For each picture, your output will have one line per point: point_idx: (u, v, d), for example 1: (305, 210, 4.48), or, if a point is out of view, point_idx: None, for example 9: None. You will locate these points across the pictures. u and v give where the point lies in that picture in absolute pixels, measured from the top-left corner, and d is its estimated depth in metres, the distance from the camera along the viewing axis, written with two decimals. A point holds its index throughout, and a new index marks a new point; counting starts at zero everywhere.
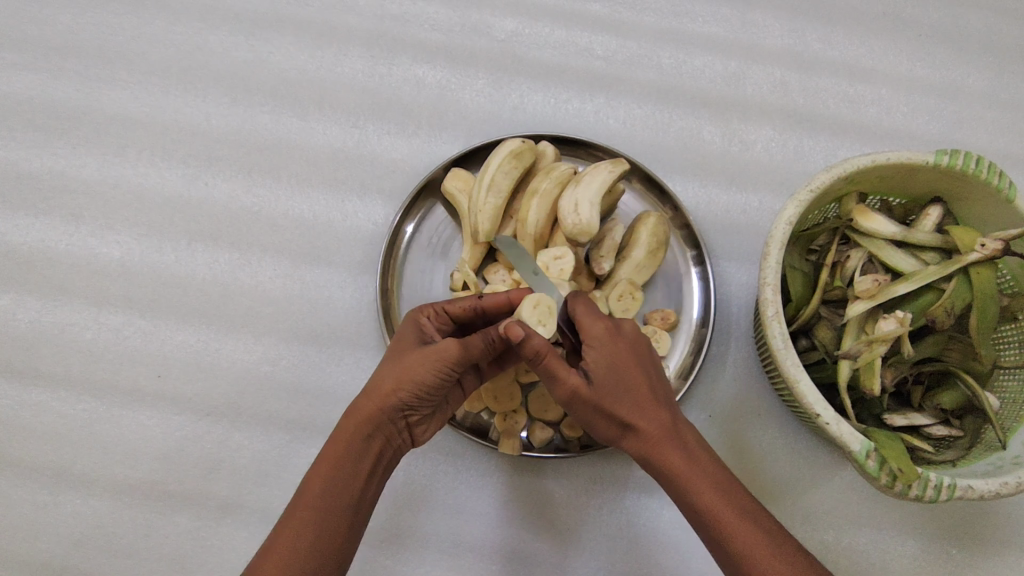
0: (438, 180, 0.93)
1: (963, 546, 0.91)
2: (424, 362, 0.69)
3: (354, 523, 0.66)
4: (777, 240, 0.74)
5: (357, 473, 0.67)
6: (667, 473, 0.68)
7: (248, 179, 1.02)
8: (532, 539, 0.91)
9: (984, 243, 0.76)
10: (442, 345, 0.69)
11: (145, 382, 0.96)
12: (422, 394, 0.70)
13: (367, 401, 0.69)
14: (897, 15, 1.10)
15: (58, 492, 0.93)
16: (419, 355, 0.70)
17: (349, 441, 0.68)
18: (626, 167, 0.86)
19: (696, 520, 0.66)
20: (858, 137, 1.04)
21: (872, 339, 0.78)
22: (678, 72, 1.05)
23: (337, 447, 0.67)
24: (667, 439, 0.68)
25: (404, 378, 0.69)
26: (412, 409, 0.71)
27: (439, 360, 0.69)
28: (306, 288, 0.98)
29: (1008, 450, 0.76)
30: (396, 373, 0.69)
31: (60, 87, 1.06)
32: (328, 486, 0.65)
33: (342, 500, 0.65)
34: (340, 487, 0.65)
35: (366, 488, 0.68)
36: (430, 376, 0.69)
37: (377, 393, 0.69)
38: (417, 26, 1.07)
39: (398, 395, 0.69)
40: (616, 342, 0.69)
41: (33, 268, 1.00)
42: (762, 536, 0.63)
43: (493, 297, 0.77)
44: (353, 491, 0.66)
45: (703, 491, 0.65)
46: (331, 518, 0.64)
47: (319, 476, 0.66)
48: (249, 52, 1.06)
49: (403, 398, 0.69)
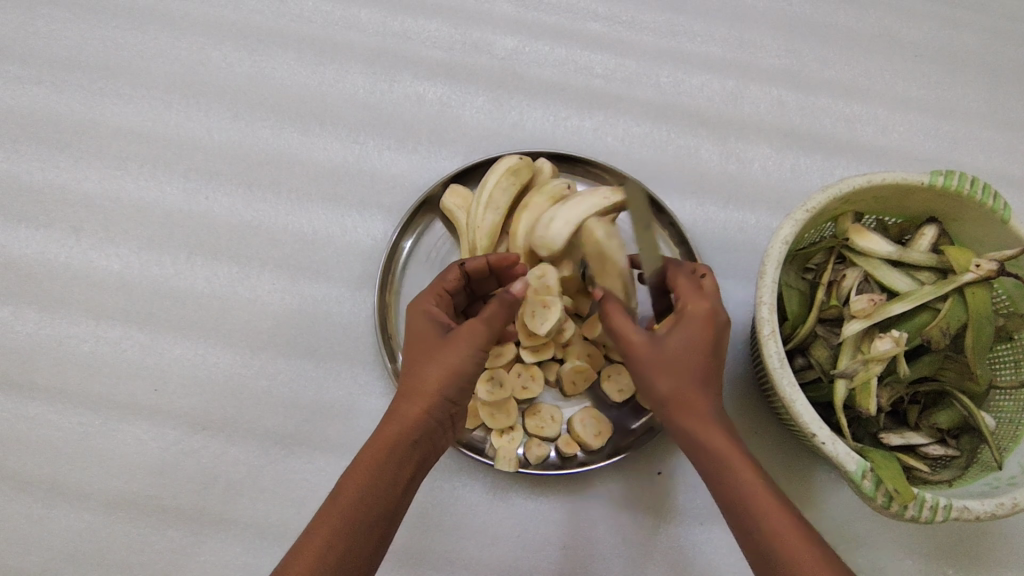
0: (437, 196, 0.94)
1: (960, 566, 0.91)
2: (460, 350, 0.71)
3: (389, 529, 0.66)
4: (773, 259, 0.74)
5: (398, 478, 0.67)
6: (697, 443, 0.68)
7: (248, 193, 1.02)
8: (528, 557, 0.90)
9: (979, 263, 0.76)
10: (471, 324, 0.72)
11: (142, 396, 0.96)
12: (463, 385, 0.72)
13: (410, 405, 0.69)
14: (893, 36, 1.11)
15: (53, 505, 0.93)
16: (454, 345, 0.71)
17: (392, 442, 0.68)
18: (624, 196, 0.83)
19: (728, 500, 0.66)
20: (854, 156, 1.05)
21: (868, 359, 0.79)
22: (676, 91, 1.06)
23: (376, 451, 0.67)
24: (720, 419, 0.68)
25: (446, 373, 0.70)
26: (456, 403, 0.72)
27: (472, 344, 0.72)
28: (304, 303, 0.98)
29: (1004, 471, 0.76)
30: (440, 370, 0.70)
31: (63, 101, 1.07)
32: (366, 493, 0.65)
33: (380, 507, 0.65)
34: (377, 494, 0.65)
35: (405, 493, 0.68)
36: (469, 363, 0.71)
37: (421, 393, 0.70)
38: (418, 43, 1.08)
39: (444, 391, 0.70)
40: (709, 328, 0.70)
41: (32, 281, 1.00)
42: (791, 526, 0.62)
43: (477, 261, 0.79)
44: (390, 497, 0.66)
45: (743, 471, 0.65)
46: (364, 526, 0.64)
47: (355, 482, 0.65)
48: (251, 67, 1.07)
49: (447, 392, 0.70)
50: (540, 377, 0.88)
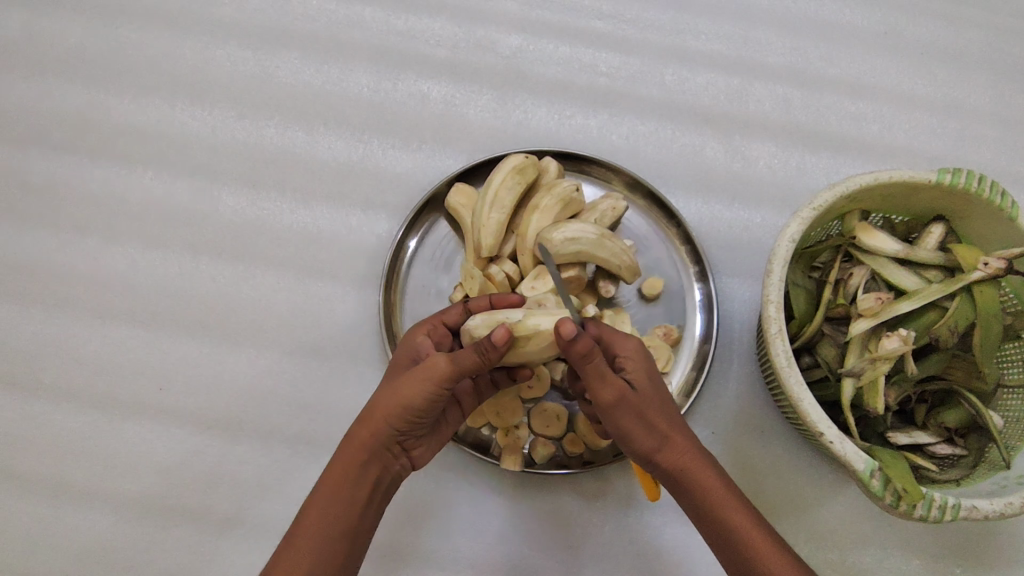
0: (442, 194, 0.93)
1: (967, 565, 0.91)
2: (415, 385, 0.68)
3: (352, 549, 0.67)
4: (780, 257, 0.73)
5: (354, 499, 0.68)
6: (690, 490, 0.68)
7: (253, 192, 1.02)
8: (533, 557, 0.90)
9: (987, 261, 0.76)
10: (430, 362, 0.68)
11: (147, 395, 0.96)
12: (414, 417, 0.70)
13: (361, 429, 0.69)
14: (898, 34, 1.10)
15: (58, 505, 0.93)
16: (409, 376, 0.69)
17: (347, 467, 0.69)
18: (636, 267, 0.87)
19: (714, 537, 0.67)
20: (860, 154, 1.05)
21: (875, 358, 0.77)
22: (681, 89, 1.06)
23: (334, 474, 0.68)
24: (682, 455, 0.68)
25: (396, 403, 0.69)
26: (405, 433, 0.71)
27: (430, 380, 0.68)
28: (309, 302, 0.98)
29: (1012, 470, 0.75)
30: (388, 399, 0.69)
31: (67, 100, 1.07)
32: (323, 517, 0.66)
33: (340, 528, 0.66)
34: (335, 515, 0.67)
35: (364, 515, 0.69)
36: (423, 399, 0.68)
37: (371, 420, 0.69)
38: (423, 41, 1.08)
39: (391, 419, 0.69)
40: (633, 399, 0.67)
41: (37, 280, 1.00)
42: (771, 541, 0.64)
43: (480, 300, 0.79)
44: (349, 518, 0.67)
45: (739, 521, 0.65)
46: (324, 548, 0.65)
47: (315, 506, 0.67)
48: (256, 66, 1.07)
49: (396, 423, 0.69)
50: (546, 377, 0.86)
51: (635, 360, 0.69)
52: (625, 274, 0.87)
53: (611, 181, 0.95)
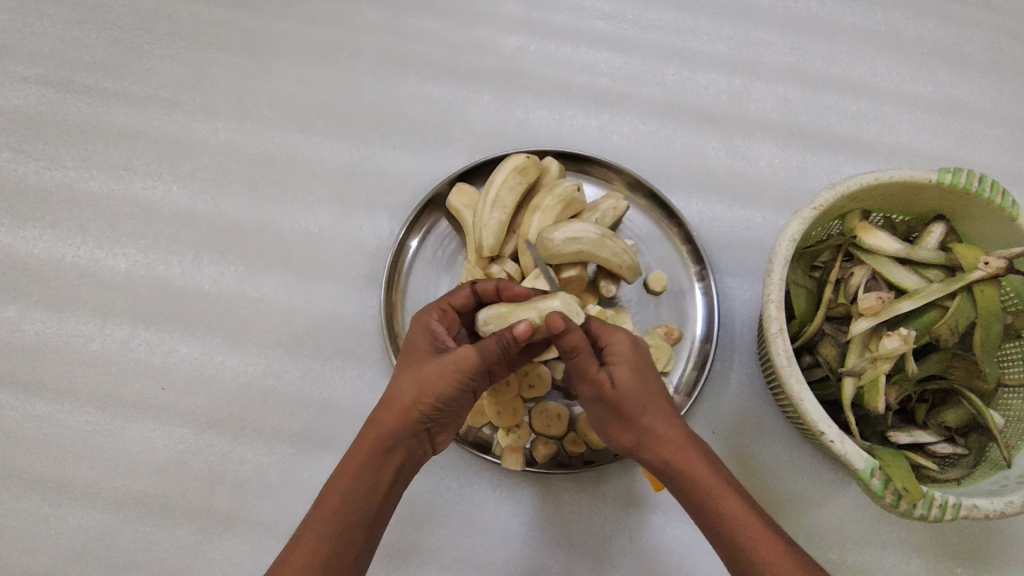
0: (444, 194, 0.94)
1: (967, 564, 0.91)
2: (445, 373, 0.69)
3: (372, 535, 0.67)
4: (780, 257, 0.74)
5: (377, 485, 0.68)
6: (684, 481, 0.67)
7: (254, 193, 1.02)
8: (534, 556, 0.90)
9: (987, 261, 0.76)
10: (461, 354, 0.69)
11: (150, 395, 0.96)
12: (440, 406, 0.70)
13: (386, 414, 0.70)
14: (899, 33, 1.11)
15: (61, 504, 0.93)
16: (437, 365, 0.69)
17: (370, 450, 0.68)
18: (637, 266, 0.87)
19: (711, 530, 0.66)
20: (861, 154, 1.05)
21: (876, 357, 0.77)
22: (682, 89, 1.06)
23: (356, 457, 0.68)
24: (671, 449, 0.67)
25: (424, 391, 0.69)
26: (431, 420, 0.71)
27: (458, 371, 0.69)
28: (311, 301, 0.98)
29: (1013, 469, 0.75)
30: (416, 385, 0.69)
31: (69, 101, 1.07)
32: (347, 499, 0.66)
33: (361, 514, 0.66)
34: (359, 498, 0.66)
35: (385, 501, 0.69)
36: (451, 388, 0.69)
37: (397, 406, 0.69)
38: (424, 42, 1.08)
39: (421, 404, 0.69)
40: (617, 395, 0.68)
41: (40, 279, 1.00)
42: (767, 532, 0.64)
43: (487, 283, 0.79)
44: (372, 503, 0.67)
45: (739, 513, 0.64)
46: (346, 532, 0.65)
47: (338, 488, 0.66)
48: (257, 67, 1.08)
49: (423, 410, 0.69)
50: (547, 377, 0.87)
51: (620, 353, 0.70)
52: (625, 273, 0.87)
53: (612, 180, 0.96)
